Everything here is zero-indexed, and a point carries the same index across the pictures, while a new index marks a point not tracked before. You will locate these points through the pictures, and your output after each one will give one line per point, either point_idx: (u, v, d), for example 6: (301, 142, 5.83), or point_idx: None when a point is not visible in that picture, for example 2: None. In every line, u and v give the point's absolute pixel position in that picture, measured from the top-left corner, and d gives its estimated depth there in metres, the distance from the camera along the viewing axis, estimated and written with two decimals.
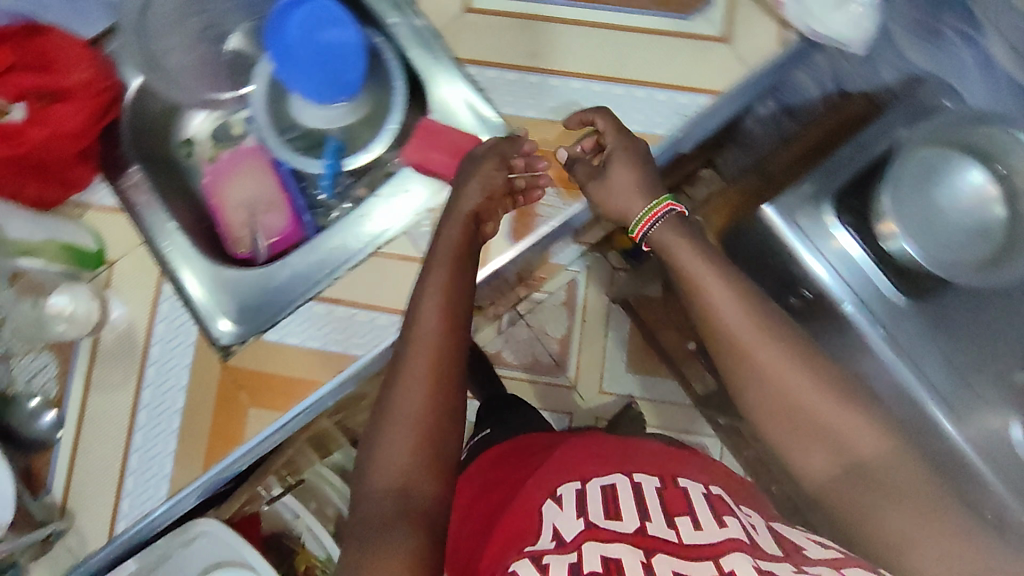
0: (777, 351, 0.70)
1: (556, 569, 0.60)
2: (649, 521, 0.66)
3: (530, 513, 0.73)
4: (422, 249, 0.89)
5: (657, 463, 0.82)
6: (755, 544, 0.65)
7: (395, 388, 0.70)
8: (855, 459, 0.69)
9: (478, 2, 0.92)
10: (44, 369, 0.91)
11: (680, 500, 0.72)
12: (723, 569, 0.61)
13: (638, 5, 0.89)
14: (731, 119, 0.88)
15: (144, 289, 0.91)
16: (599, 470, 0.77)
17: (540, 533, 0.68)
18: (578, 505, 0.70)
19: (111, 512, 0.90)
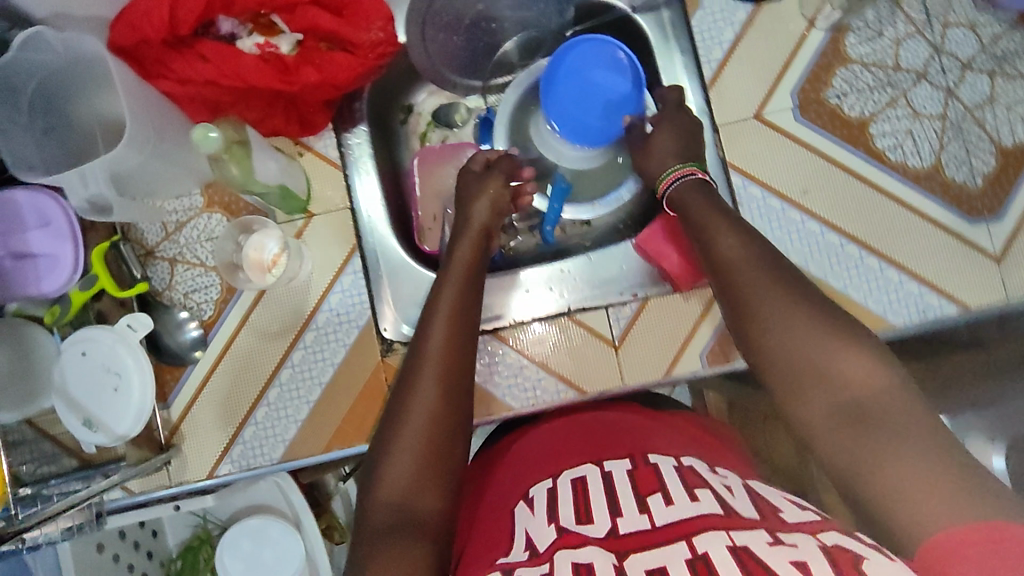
0: (795, 310, 0.56)
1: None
2: (619, 517, 0.55)
3: (505, 510, 0.64)
4: (623, 335, 0.87)
5: (658, 440, 0.70)
6: (731, 515, 0.53)
7: (414, 387, 0.60)
8: (863, 403, 0.52)
9: (767, 121, 0.86)
10: (206, 287, 0.89)
11: (651, 478, 0.60)
12: (695, 551, 0.49)
13: (928, 185, 0.84)
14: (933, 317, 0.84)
15: (333, 254, 0.89)
16: (575, 460, 0.67)
17: (514, 541, 0.57)
18: (549, 505, 0.60)
19: (220, 451, 0.88)
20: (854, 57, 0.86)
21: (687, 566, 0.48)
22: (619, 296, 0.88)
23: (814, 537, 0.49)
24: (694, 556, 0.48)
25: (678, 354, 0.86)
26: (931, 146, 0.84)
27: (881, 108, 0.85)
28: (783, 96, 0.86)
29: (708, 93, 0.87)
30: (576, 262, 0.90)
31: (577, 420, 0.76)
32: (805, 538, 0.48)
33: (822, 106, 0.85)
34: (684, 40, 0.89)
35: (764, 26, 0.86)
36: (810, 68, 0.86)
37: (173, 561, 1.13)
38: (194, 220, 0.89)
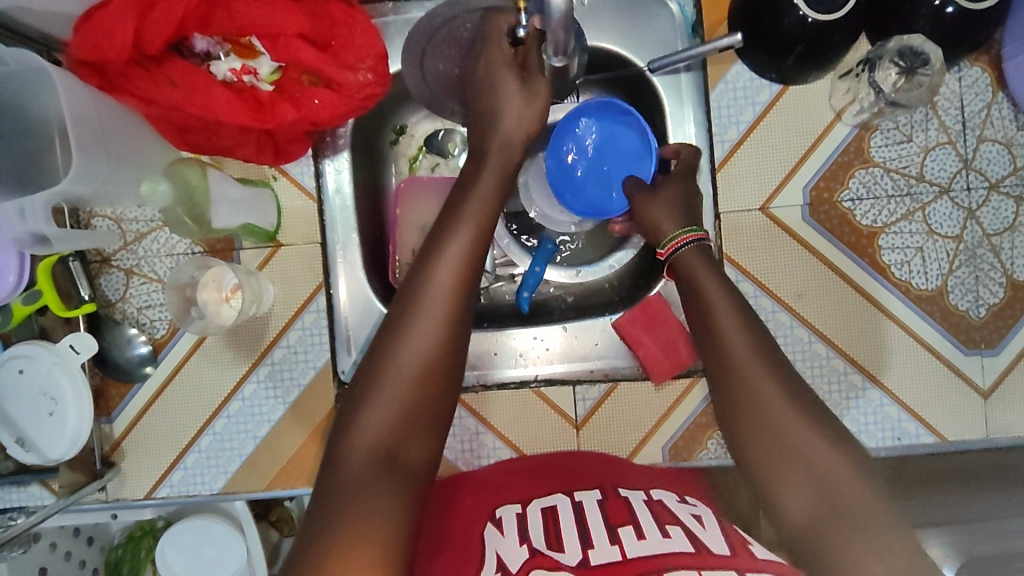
0: (777, 385, 0.59)
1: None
2: (591, 548, 0.56)
3: (471, 529, 0.64)
4: (587, 418, 0.83)
5: (629, 475, 0.72)
6: (702, 552, 0.54)
7: (366, 398, 0.56)
8: (837, 487, 0.54)
9: (772, 218, 0.81)
10: (161, 305, 0.84)
11: (620, 510, 0.62)
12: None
13: (928, 308, 0.80)
14: (905, 405, 0.81)
15: (299, 288, 0.84)
16: (547, 490, 0.69)
17: (484, 563, 0.57)
18: (519, 531, 0.61)
19: (159, 474, 0.85)
20: (877, 159, 0.81)
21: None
22: (589, 373, 0.85)
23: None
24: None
25: (640, 445, 0.82)
26: (940, 268, 0.80)
27: (895, 220, 0.80)
28: (794, 190, 0.81)
29: (715, 174, 0.82)
30: (552, 332, 0.87)
31: (527, 464, 0.77)
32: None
33: (832, 210, 0.81)
34: (699, 113, 0.83)
35: (787, 112, 0.81)
36: (829, 165, 0.81)
37: (113, 549, 1.07)
38: (156, 232, 0.84)
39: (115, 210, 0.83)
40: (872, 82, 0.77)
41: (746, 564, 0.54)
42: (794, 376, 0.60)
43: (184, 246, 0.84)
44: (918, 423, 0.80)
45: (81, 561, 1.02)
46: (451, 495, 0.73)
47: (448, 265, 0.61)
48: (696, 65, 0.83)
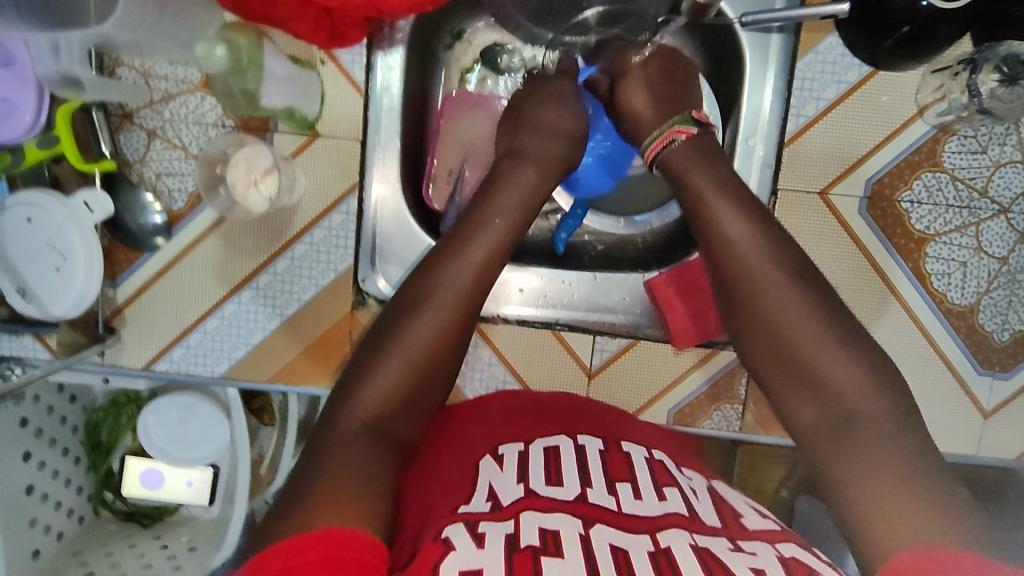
0: (810, 331, 0.57)
1: (493, 544, 0.47)
2: (590, 488, 0.55)
3: (471, 457, 0.63)
4: (600, 368, 0.83)
5: (630, 430, 0.71)
6: (693, 518, 0.54)
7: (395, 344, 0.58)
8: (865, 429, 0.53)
9: (829, 201, 0.79)
10: (182, 175, 0.79)
11: (621, 464, 0.61)
12: (658, 545, 0.50)
13: (955, 324, 0.80)
14: None
15: (331, 185, 0.80)
16: (553, 428, 0.66)
17: (476, 491, 0.56)
18: (519, 465, 0.59)
19: (158, 350, 0.83)
20: (946, 165, 0.78)
21: (649, 556, 0.48)
22: (611, 324, 0.83)
23: (771, 547, 0.52)
24: (657, 548, 0.49)
25: (648, 403, 0.83)
26: (977, 286, 0.80)
27: (948, 230, 0.79)
28: (857, 181, 0.79)
29: (782, 150, 0.79)
30: (582, 278, 0.84)
31: (530, 405, 0.73)
32: (765, 547, 0.51)
33: (889, 209, 0.79)
34: (780, 79, 0.79)
35: (870, 97, 0.78)
36: (898, 163, 0.78)
37: (94, 410, 1.07)
38: (186, 95, 0.78)
39: (144, 63, 0.77)
40: (971, 83, 0.72)
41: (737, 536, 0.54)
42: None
43: (213, 117, 0.78)
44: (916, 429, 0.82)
45: (62, 418, 1.01)
46: (458, 420, 0.72)
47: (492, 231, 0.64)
48: (790, 28, 0.77)
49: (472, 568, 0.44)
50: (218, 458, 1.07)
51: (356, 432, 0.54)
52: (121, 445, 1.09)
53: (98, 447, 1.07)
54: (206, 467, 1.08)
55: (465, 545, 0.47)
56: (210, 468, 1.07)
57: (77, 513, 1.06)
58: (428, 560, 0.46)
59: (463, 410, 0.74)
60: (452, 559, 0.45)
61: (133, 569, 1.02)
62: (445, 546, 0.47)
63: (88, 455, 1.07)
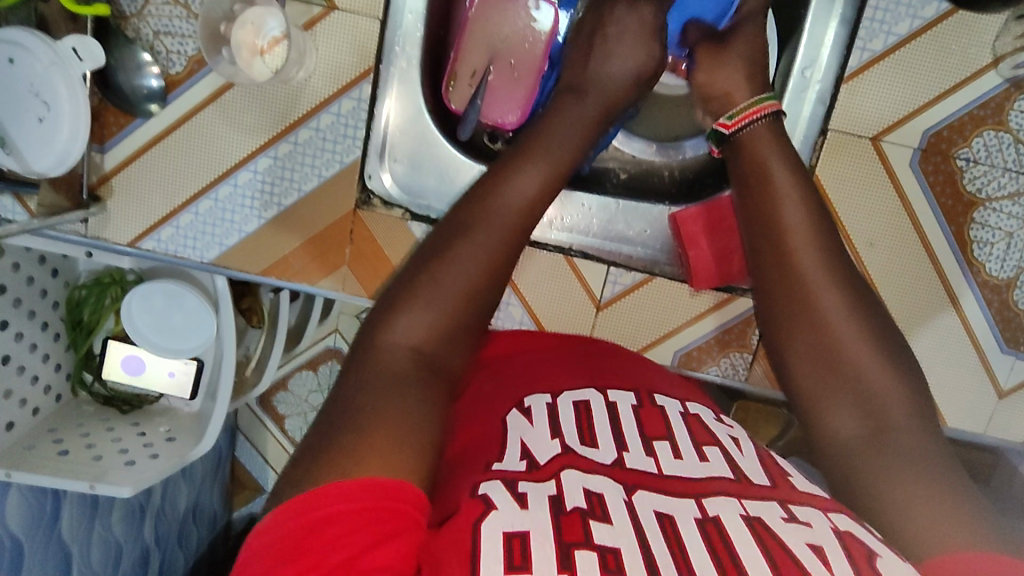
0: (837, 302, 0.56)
1: (538, 504, 0.41)
2: (626, 451, 0.47)
3: (487, 413, 0.54)
4: (609, 300, 0.78)
5: (659, 379, 0.62)
6: (741, 481, 0.46)
7: (421, 281, 0.52)
8: (889, 420, 0.51)
9: (879, 148, 0.73)
10: (183, 36, 0.72)
11: (655, 419, 0.52)
12: (705, 512, 0.43)
13: (988, 296, 0.76)
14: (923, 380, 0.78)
15: (344, 68, 0.74)
16: (581, 380, 0.57)
17: (506, 446, 0.48)
18: (550, 419, 0.50)
19: (147, 226, 0.78)
20: (1011, 125, 0.72)
21: (697, 525, 0.41)
22: (629, 256, 0.79)
23: (825, 517, 0.44)
24: (704, 516, 0.42)
25: (655, 342, 0.79)
26: (1019, 259, 0.75)
27: (1000, 196, 0.74)
28: (914, 130, 0.73)
29: (839, 85, 0.73)
30: (602, 204, 0.79)
31: (555, 353, 0.63)
32: (818, 517, 0.43)
33: (943, 165, 0.73)
34: (849, 8, 0.72)
35: (943, 38, 0.71)
36: (961, 115, 0.72)
37: (76, 288, 1.03)
38: None
39: None
40: None
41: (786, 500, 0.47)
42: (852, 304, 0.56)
43: None
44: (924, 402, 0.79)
45: (43, 290, 0.97)
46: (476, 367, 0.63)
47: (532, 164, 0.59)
48: None
49: (519, 529, 0.39)
50: (203, 351, 1.03)
51: (386, 364, 0.49)
52: (103, 327, 1.06)
53: (79, 326, 1.03)
54: (190, 361, 1.05)
55: (509, 504, 0.41)
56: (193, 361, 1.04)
57: (54, 390, 1.03)
58: (467, 519, 0.40)
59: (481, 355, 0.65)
60: (493, 521, 0.39)
61: (107, 453, 0.99)
62: (484, 503, 0.41)
63: (68, 332, 1.03)
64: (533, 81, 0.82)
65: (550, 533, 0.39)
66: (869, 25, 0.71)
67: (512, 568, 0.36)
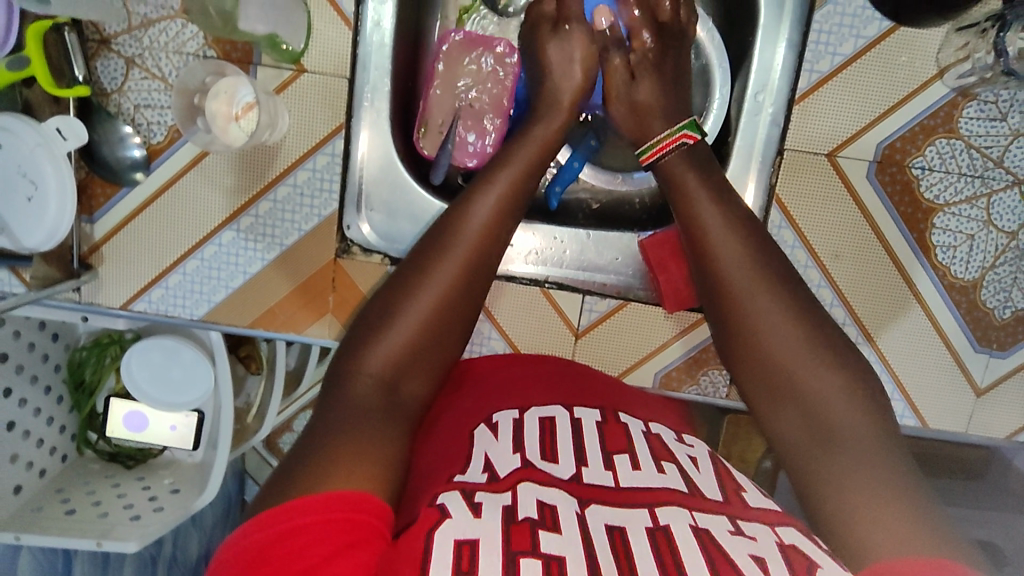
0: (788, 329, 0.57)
1: (490, 513, 0.45)
2: (585, 467, 0.51)
3: (462, 430, 0.58)
4: (587, 328, 0.80)
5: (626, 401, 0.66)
6: (694, 494, 0.50)
7: (393, 320, 0.56)
8: (838, 436, 0.52)
9: (835, 163, 0.75)
10: (162, 107, 0.76)
11: (618, 436, 0.56)
12: (657, 521, 0.46)
13: (957, 298, 0.78)
14: (901, 383, 0.80)
15: (316, 125, 0.77)
16: (553, 398, 0.62)
17: (472, 460, 0.52)
18: (514, 436, 0.55)
19: (138, 289, 0.81)
20: (962, 132, 0.74)
21: (647, 533, 0.45)
22: (603, 285, 0.81)
23: (772, 533, 0.47)
24: (655, 525, 0.45)
25: (635, 366, 0.81)
26: (983, 260, 0.77)
27: (958, 201, 0.75)
28: (868, 143, 0.75)
29: (791, 106, 0.76)
30: (573, 235, 0.81)
31: (531, 372, 0.68)
32: (763, 533, 0.46)
33: (900, 175, 0.75)
34: (795, 32, 0.75)
35: (888, 54, 0.73)
36: (912, 126, 0.74)
37: (77, 350, 1.06)
38: (166, 22, 0.74)
39: None
40: (997, 42, 0.68)
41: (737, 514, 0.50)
42: (814, 322, 0.58)
43: (195, 47, 0.74)
44: (905, 405, 0.81)
45: (44, 355, 1.01)
46: (452, 389, 0.68)
47: (493, 193, 0.64)
48: None
49: (469, 537, 0.42)
50: (203, 403, 1.06)
51: (361, 393, 0.53)
52: (105, 386, 1.09)
53: (81, 386, 1.06)
54: (191, 413, 1.07)
55: (463, 513, 0.45)
56: (194, 413, 1.07)
57: (60, 451, 1.06)
58: (423, 526, 0.44)
59: (462, 376, 0.70)
60: (446, 529, 0.43)
61: (113, 509, 1.01)
62: (440, 512, 0.45)
63: (71, 394, 1.06)
64: (499, 123, 0.84)
65: (499, 543, 0.42)
66: (814, 48, 0.74)
67: (461, 572, 0.40)
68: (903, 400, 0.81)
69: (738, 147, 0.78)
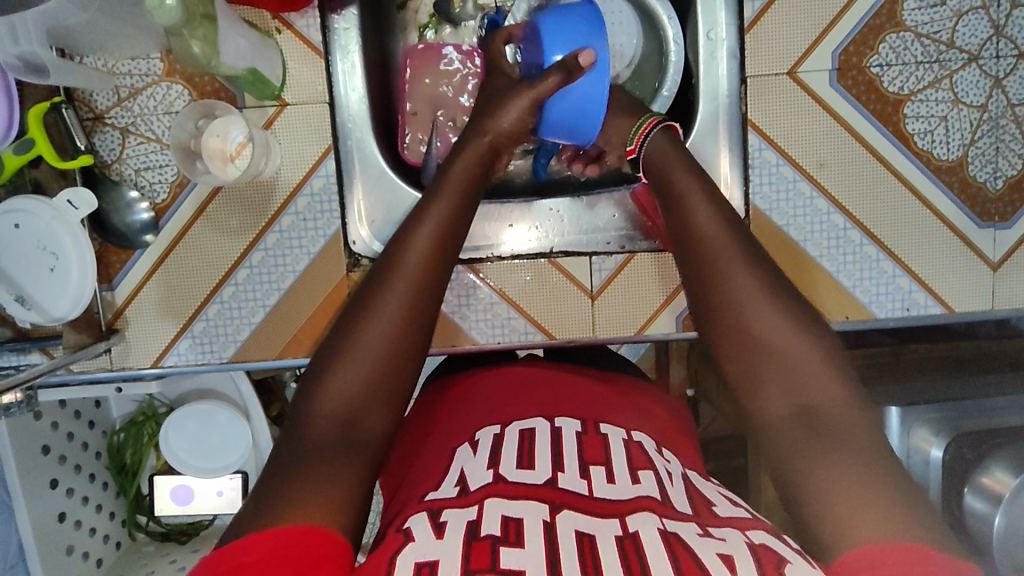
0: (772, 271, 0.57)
1: (453, 531, 0.45)
2: (561, 472, 0.52)
3: (447, 451, 0.60)
4: (600, 287, 0.82)
5: (609, 403, 0.66)
6: (666, 502, 0.50)
7: (390, 297, 0.57)
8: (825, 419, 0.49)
9: (796, 81, 0.79)
10: (161, 166, 0.80)
11: (597, 446, 0.57)
12: (626, 530, 0.46)
13: (947, 179, 0.80)
14: (916, 275, 0.81)
15: (307, 150, 0.81)
16: (533, 411, 0.62)
17: (445, 480, 0.54)
18: (491, 450, 0.56)
19: (166, 344, 0.83)
20: (908, 23, 0.78)
21: (615, 541, 0.45)
22: (606, 245, 0.84)
23: (742, 534, 0.48)
24: (624, 533, 0.46)
25: (654, 315, 0.82)
26: (962, 137, 0.79)
27: (922, 87, 0.78)
28: (823, 54, 0.78)
29: (743, 37, 0.80)
30: (567, 202, 0.85)
31: (519, 379, 0.69)
32: (733, 534, 0.47)
33: (860, 77, 0.79)
34: None
35: None
36: (860, 29, 0.78)
37: (114, 434, 1.07)
38: (152, 88, 0.79)
39: (106, 63, 0.78)
40: None
41: (709, 523, 0.49)
42: None
43: (182, 104, 0.79)
44: (927, 295, 0.82)
45: (84, 443, 1.02)
46: (438, 408, 0.70)
47: (448, 199, 0.63)
48: None
49: (428, 559, 0.42)
50: (243, 462, 1.06)
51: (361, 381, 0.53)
52: (147, 465, 1.10)
53: (124, 470, 1.07)
54: (234, 475, 1.06)
55: (426, 534, 0.45)
56: (238, 474, 1.06)
57: (113, 539, 1.06)
58: (386, 552, 0.45)
59: (449, 389, 0.73)
60: (407, 552, 0.44)
61: None
62: (405, 536, 0.46)
63: (115, 479, 1.07)
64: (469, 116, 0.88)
65: (458, 561, 0.42)
66: None
67: None
68: (923, 290, 0.82)
69: (704, 90, 0.82)
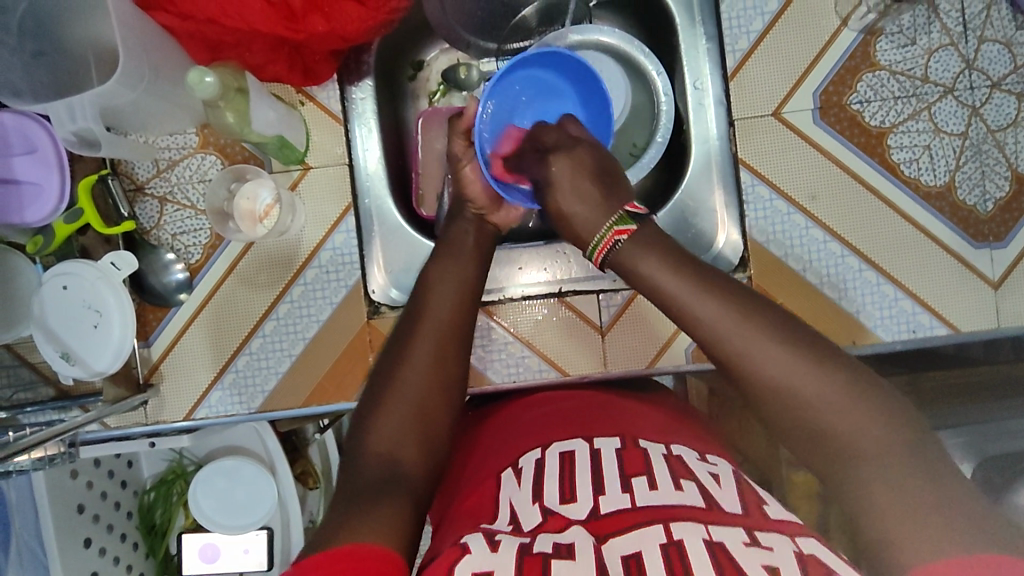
0: None
1: (508, 547, 0.48)
2: (603, 495, 0.53)
3: (491, 474, 0.61)
4: (609, 321, 0.85)
5: (638, 421, 0.68)
6: (712, 508, 0.51)
7: None
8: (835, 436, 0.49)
9: (781, 122, 0.84)
10: (195, 230, 0.86)
11: (637, 458, 0.58)
12: (670, 536, 0.47)
13: (937, 204, 0.83)
14: (918, 297, 0.83)
15: (328, 209, 0.87)
16: (568, 433, 0.64)
17: (499, 511, 0.54)
18: (536, 474, 0.57)
19: (198, 395, 0.87)
20: (883, 62, 0.84)
21: (660, 550, 0.46)
22: (611, 281, 0.86)
23: (792, 542, 0.48)
24: (668, 540, 0.46)
25: (663, 348, 0.85)
26: (947, 164, 0.83)
27: (902, 120, 0.83)
28: (804, 96, 0.84)
29: (728, 84, 0.86)
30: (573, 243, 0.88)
31: (556, 407, 0.71)
32: (781, 542, 0.47)
33: (842, 114, 0.84)
34: (710, 25, 0.86)
35: (794, 20, 0.84)
36: (838, 71, 0.84)
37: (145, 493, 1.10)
38: (188, 159, 0.87)
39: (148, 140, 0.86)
40: None
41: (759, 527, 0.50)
42: None
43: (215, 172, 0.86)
44: (932, 316, 0.83)
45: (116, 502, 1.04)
46: (477, 436, 0.71)
47: None
48: None
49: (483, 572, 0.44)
50: (270, 517, 1.07)
51: None
52: (176, 525, 1.11)
53: (153, 529, 1.08)
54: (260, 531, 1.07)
55: (482, 548, 0.47)
56: (264, 530, 1.06)
57: None
58: (445, 564, 0.47)
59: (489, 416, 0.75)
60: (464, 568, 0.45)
61: None
62: (462, 549, 0.48)
63: (144, 539, 1.08)
64: None
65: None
66: (732, 32, 0.85)
67: None
68: (928, 311, 0.83)
69: (696, 136, 0.87)
